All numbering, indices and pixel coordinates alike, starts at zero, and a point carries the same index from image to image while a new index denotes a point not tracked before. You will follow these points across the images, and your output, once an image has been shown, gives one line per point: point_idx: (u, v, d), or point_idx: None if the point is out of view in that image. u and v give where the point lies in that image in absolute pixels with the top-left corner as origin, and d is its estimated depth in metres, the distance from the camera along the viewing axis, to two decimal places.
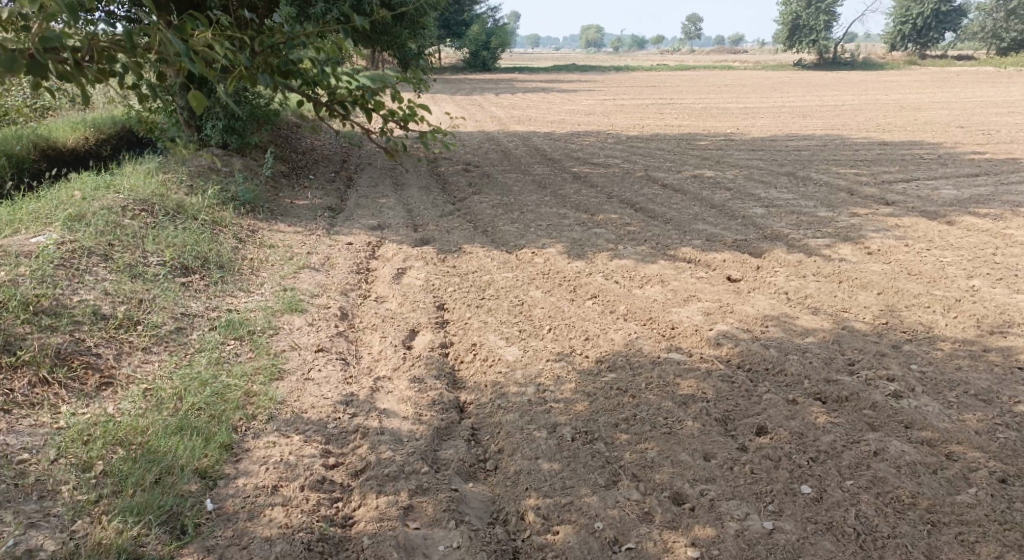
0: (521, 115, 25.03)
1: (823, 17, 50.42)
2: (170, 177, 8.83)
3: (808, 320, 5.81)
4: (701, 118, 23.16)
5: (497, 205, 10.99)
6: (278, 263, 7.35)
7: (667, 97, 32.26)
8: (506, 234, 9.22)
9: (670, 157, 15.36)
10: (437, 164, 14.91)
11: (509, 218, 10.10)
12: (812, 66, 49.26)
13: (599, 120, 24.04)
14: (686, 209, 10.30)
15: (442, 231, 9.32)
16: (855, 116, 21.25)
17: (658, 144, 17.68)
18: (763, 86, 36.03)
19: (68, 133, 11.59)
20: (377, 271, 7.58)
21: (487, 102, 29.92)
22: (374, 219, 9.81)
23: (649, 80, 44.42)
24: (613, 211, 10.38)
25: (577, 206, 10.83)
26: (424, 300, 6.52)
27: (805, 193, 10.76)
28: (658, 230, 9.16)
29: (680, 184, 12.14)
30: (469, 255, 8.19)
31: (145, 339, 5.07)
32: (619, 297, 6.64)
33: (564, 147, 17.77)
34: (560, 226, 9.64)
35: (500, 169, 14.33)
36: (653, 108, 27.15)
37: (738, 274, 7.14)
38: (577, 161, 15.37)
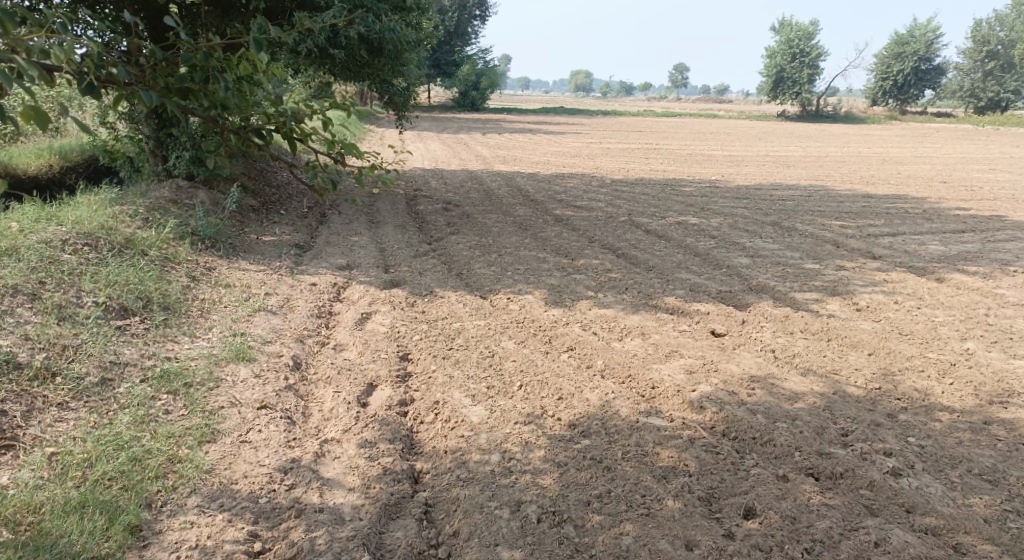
0: (505, 156, 24.89)
1: (806, 70, 51.23)
2: (125, 209, 8.40)
3: (796, 383, 5.42)
4: (685, 165, 23.08)
5: (474, 247, 10.60)
6: (232, 304, 6.90)
7: (652, 142, 32.30)
8: (482, 277, 8.84)
9: (653, 203, 15.11)
10: (416, 203, 14.56)
11: (486, 261, 9.71)
12: (794, 118, 49.87)
13: (583, 162, 23.89)
14: (669, 256, 9.98)
15: (415, 273, 8.92)
16: (839, 168, 21.23)
17: (642, 189, 17.46)
18: (746, 135, 36.23)
19: (31, 160, 11.15)
20: (340, 315, 7.15)
21: (473, 141, 29.81)
22: (344, 258, 9.40)
23: (633, 126, 44.70)
24: (593, 256, 10.03)
25: (557, 249, 10.49)
26: (387, 350, 6.08)
27: (790, 244, 10.48)
28: (638, 277, 8.83)
29: (663, 230, 11.84)
30: (440, 300, 7.77)
31: (61, 394, 4.72)
32: (596, 350, 6.25)
33: (547, 189, 17.51)
34: (537, 270, 9.28)
35: (480, 210, 13.98)
36: (638, 153, 27.12)
37: (722, 328, 6.75)
38: (560, 204, 15.07)
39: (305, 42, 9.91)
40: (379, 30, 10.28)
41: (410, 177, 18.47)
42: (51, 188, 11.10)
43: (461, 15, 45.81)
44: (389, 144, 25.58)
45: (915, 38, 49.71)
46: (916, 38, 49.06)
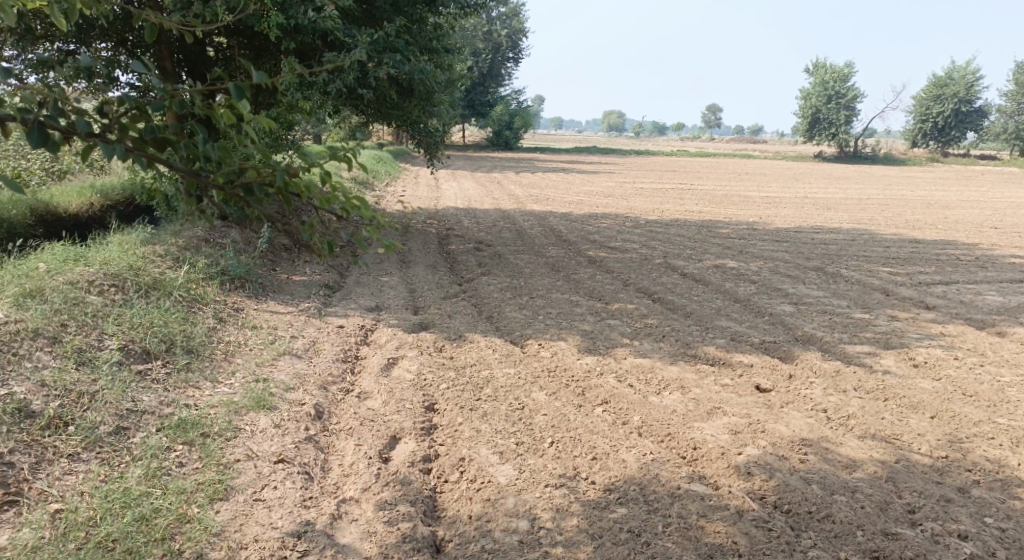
0: (538, 195, 24.73)
1: (844, 112, 50.68)
2: (154, 248, 8.28)
3: (853, 449, 5.02)
4: (722, 206, 22.69)
5: (506, 288, 10.33)
6: (256, 348, 6.68)
7: (686, 182, 32.00)
8: (513, 321, 8.54)
9: (690, 245, 14.74)
10: (448, 242, 14.39)
11: (517, 304, 9.42)
12: (832, 160, 49.25)
13: (617, 202, 23.63)
14: (707, 302, 9.59)
15: (444, 315, 8.65)
16: (882, 211, 20.70)
17: (677, 230, 17.11)
18: (783, 176, 35.77)
19: (71, 198, 11.14)
20: (365, 360, 6.89)
21: (505, 180, 29.73)
22: (373, 299, 9.19)
23: (668, 166, 44.42)
24: (628, 301, 9.68)
25: (591, 292, 10.16)
26: (411, 400, 5.78)
27: (836, 291, 10.04)
28: (676, 325, 8.45)
29: (701, 274, 11.46)
30: (470, 345, 7.48)
31: (72, 445, 4.46)
32: (632, 404, 5.86)
33: (580, 229, 17.24)
34: (570, 314, 8.95)
35: (512, 250, 13.74)
36: (672, 193, 26.79)
37: (768, 384, 6.35)
38: (593, 245, 14.78)
39: (333, 81, 9.91)
40: (408, 71, 10.20)
41: (442, 215, 18.30)
42: (88, 226, 11.06)
43: (497, 56, 46.19)
44: (422, 182, 25.55)
45: (956, 80, 48.99)
46: (958, 80, 48.33)
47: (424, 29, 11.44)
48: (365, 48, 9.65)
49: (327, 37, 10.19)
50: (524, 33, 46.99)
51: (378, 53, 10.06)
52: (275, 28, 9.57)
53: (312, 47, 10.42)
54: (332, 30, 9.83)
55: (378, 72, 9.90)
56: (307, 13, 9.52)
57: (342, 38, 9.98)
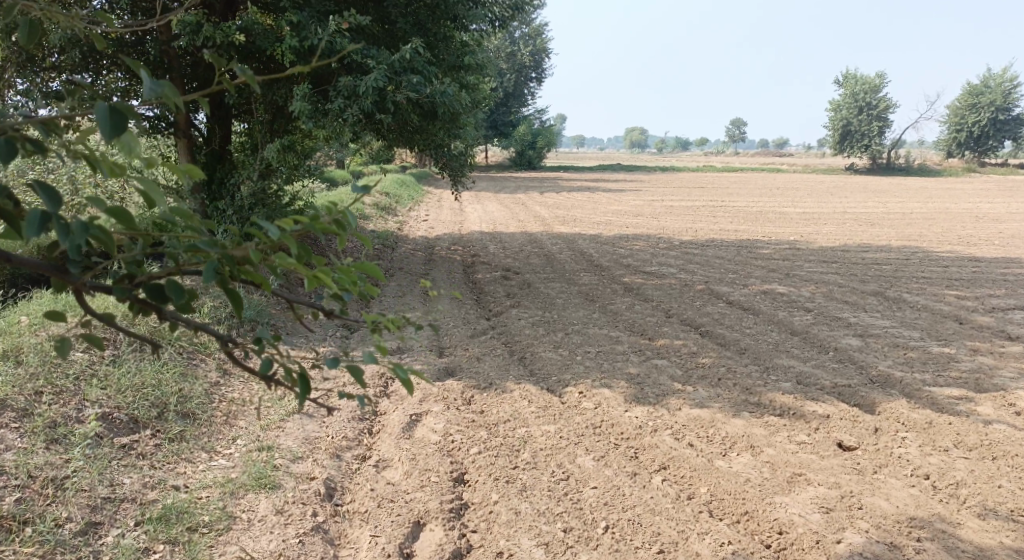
0: (565, 216, 23.93)
1: (877, 123, 49.50)
2: None
3: (975, 532, 4.17)
4: (760, 223, 21.76)
5: (538, 322, 9.53)
6: (262, 407, 5.98)
7: (718, 199, 31.06)
8: (549, 364, 7.70)
9: (731, 267, 13.86)
10: (474, 270, 13.66)
11: (552, 341, 8.61)
12: (865, 171, 48.05)
13: (649, 221, 22.78)
14: (761, 336, 8.71)
15: (473, 358, 7.85)
16: (931, 225, 19.71)
17: (716, 251, 16.22)
18: (817, 190, 34.70)
19: None
20: (385, 418, 6.14)
21: (530, 201, 28.96)
22: (395, 340, 8.41)
23: (695, 181, 43.44)
24: (675, 335, 8.81)
25: (632, 326, 9.32)
26: (439, 470, 4.97)
27: (903, 320, 9.14)
28: (731, 365, 7.57)
29: (749, 302, 10.58)
30: (503, 394, 6.67)
31: (29, 551, 3.75)
32: (696, 472, 4.97)
33: (612, 251, 16.40)
34: (611, 353, 8.10)
35: (542, 277, 12.95)
36: (705, 211, 25.86)
37: (852, 440, 5.48)
38: (627, 269, 13.94)
39: (349, 106, 9.17)
40: (430, 94, 9.40)
41: (466, 240, 17.55)
42: None
43: (519, 77, 45.64)
44: (445, 205, 24.92)
45: (991, 89, 47.80)
46: (993, 88, 47.05)
47: (450, 47, 10.80)
48: (384, 70, 8.98)
49: (342, 60, 9.50)
50: (544, 53, 46.35)
51: (397, 76, 9.32)
52: (287, 51, 8.95)
53: (326, 70, 9.72)
54: (349, 51, 9.09)
55: (397, 96, 9.17)
56: (322, 33, 8.88)
57: (359, 60, 9.26)
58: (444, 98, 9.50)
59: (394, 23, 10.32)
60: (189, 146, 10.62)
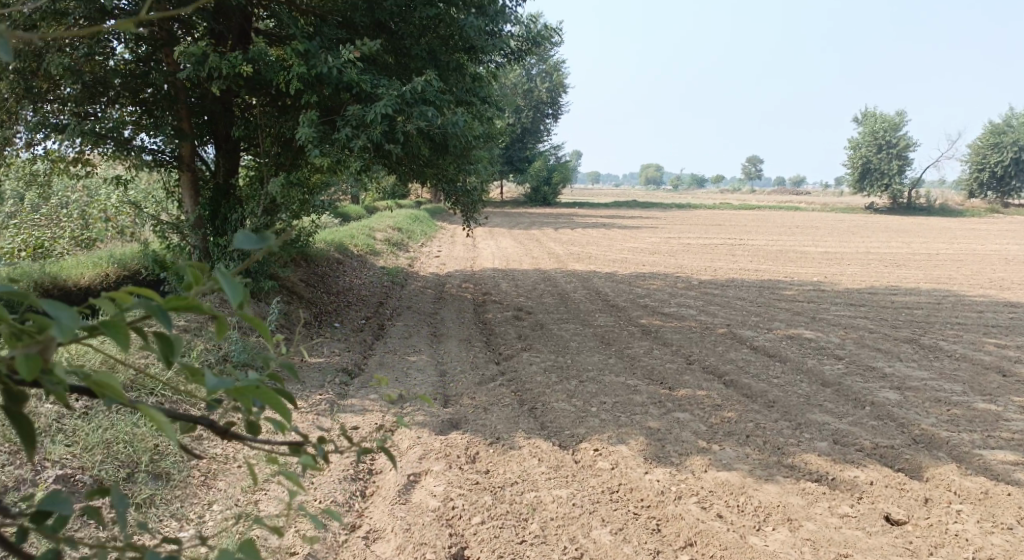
0: (580, 253, 23.53)
1: (896, 162, 48.98)
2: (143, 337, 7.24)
3: None
4: (781, 262, 21.26)
5: (550, 367, 9.01)
6: (246, 469, 5.55)
7: (736, 237, 30.59)
8: (562, 415, 7.16)
9: (754, 309, 13.34)
10: (486, 309, 13.20)
11: (564, 389, 8.08)
12: (885, 211, 47.50)
13: (666, 259, 22.35)
14: (789, 387, 8.15)
15: (480, 409, 7.33)
16: (959, 267, 19.14)
17: (736, 291, 15.71)
18: (838, 229, 34.17)
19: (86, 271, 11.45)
20: (382, 481, 5.64)
21: (546, 237, 28.63)
22: (398, 387, 7.91)
23: (711, 219, 43.06)
24: (697, 384, 8.25)
25: (650, 373, 8.78)
26: (438, 545, 4.47)
27: (943, 371, 8.58)
28: (759, 419, 7.00)
29: (775, 348, 10.04)
30: (512, 450, 6.15)
31: None
32: (727, 551, 4.44)
33: (628, 290, 15.93)
34: (629, 404, 7.57)
35: (555, 317, 12.46)
36: (723, 249, 25.41)
37: (902, 512, 4.93)
38: (645, 310, 13.45)
39: (357, 137, 8.82)
40: (441, 125, 9.02)
41: (479, 277, 17.14)
42: None
43: (535, 114, 45.75)
44: (457, 241, 24.59)
45: (1013, 129, 47.36)
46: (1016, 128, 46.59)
47: (462, 79, 10.47)
48: (392, 99, 8.62)
49: (351, 90, 9.17)
50: (561, 90, 46.43)
51: (407, 107, 8.97)
52: (293, 80, 8.64)
53: (334, 100, 9.41)
54: (358, 81, 8.77)
55: (407, 127, 8.79)
56: (331, 61, 8.57)
57: (368, 90, 8.92)
58: (456, 130, 9.12)
59: (406, 55, 10.03)
60: (193, 181, 10.33)
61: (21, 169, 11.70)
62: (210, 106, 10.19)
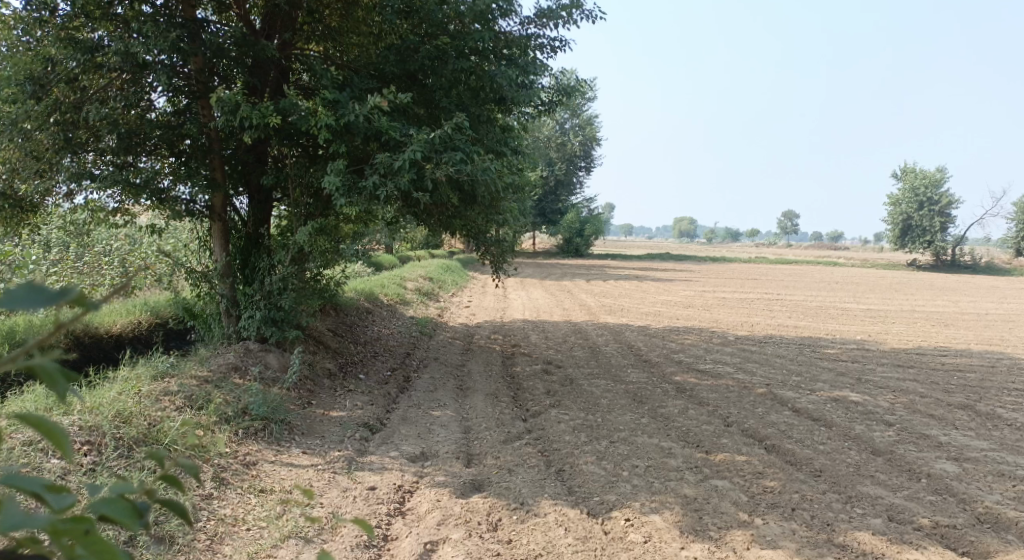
0: (612, 305, 23.17)
1: (938, 218, 48.05)
2: (160, 387, 7.03)
3: None
4: (821, 320, 20.69)
5: (579, 425, 8.60)
6: (257, 534, 5.26)
7: (773, 292, 30.00)
8: (591, 479, 6.72)
9: (794, 369, 12.85)
10: (514, 361, 12.86)
11: (594, 450, 7.65)
12: (927, 268, 46.51)
13: (701, 313, 21.89)
14: (836, 457, 7.66)
15: (505, 469, 6.95)
16: (1009, 329, 18.45)
17: (775, 349, 15.21)
18: (878, 286, 33.44)
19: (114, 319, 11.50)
20: (398, 547, 5.29)
21: (577, 288, 28.33)
22: (420, 443, 7.56)
23: (746, 273, 42.48)
24: (736, 448, 7.78)
25: (686, 434, 8.33)
26: None
27: (1002, 444, 8.05)
28: (804, 491, 6.52)
29: (818, 412, 9.55)
30: (538, 516, 5.76)
31: None
32: None
33: (662, 345, 15.51)
34: (663, 468, 7.12)
35: (585, 372, 12.06)
36: (760, 304, 24.90)
37: None
38: (679, 366, 13.00)
39: (384, 184, 8.67)
40: (471, 173, 8.84)
41: (508, 328, 16.86)
42: (120, 347, 11.26)
43: (569, 167, 45.90)
44: (488, 292, 24.33)
45: None
46: None
47: (493, 129, 10.35)
48: (421, 145, 8.49)
49: (379, 139, 9.09)
50: (596, 143, 46.58)
51: (435, 154, 8.82)
52: (321, 128, 8.55)
53: (363, 149, 9.31)
54: (387, 128, 8.69)
55: (435, 173, 8.60)
56: (358, 109, 8.50)
57: (397, 138, 8.82)
58: (485, 178, 8.92)
59: (437, 106, 9.98)
60: (224, 230, 10.09)
61: (57, 218, 11.74)
62: (244, 157, 10.07)
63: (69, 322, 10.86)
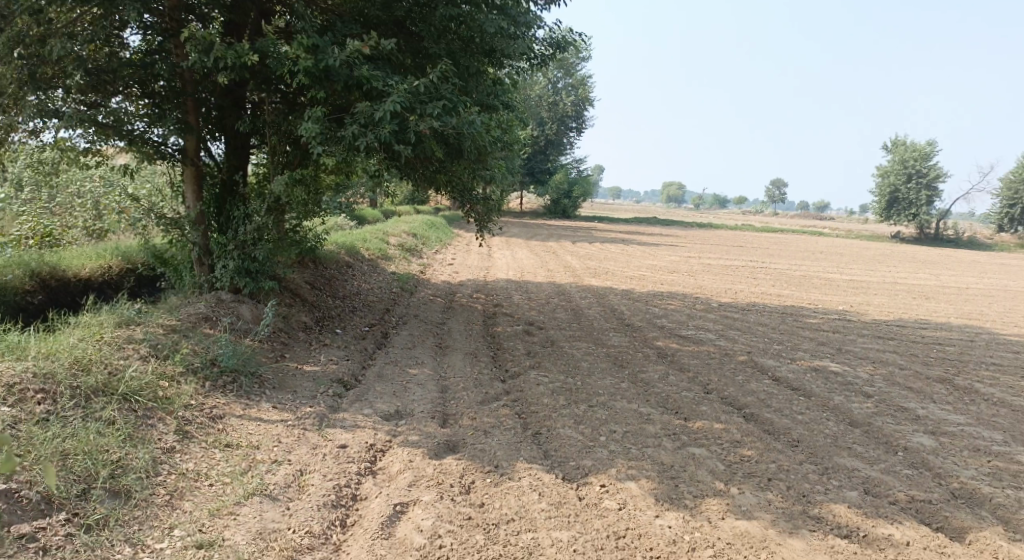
0: (597, 268, 23.04)
1: (925, 192, 48.11)
2: (124, 336, 6.80)
3: None
4: (806, 289, 20.70)
5: (558, 388, 8.49)
6: (221, 493, 5.10)
7: (759, 260, 30.01)
8: (567, 444, 6.61)
9: (777, 337, 12.81)
10: (495, 321, 12.71)
11: (571, 414, 7.53)
12: (912, 242, 46.70)
13: (686, 278, 21.82)
14: (816, 427, 7.63)
15: (480, 431, 6.82)
16: (992, 304, 18.53)
17: (758, 317, 15.18)
18: (864, 257, 33.54)
19: (86, 263, 11.24)
20: (367, 509, 5.14)
21: (562, 249, 28.17)
22: (395, 402, 7.40)
23: (732, 240, 42.46)
24: (714, 416, 7.71)
25: (665, 400, 8.24)
26: None
27: (981, 420, 8.04)
28: (780, 460, 6.45)
29: (799, 382, 9.52)
30: (510, 480, 5.63)
31: None
32: None
33: (645, 309, 15.42)
34: (640, 434, 7.02)
35: (567, 334, 11.94)
36: (745, 271, 24.88)
37: None
38: (661, 331, 12.92)
39: (363, 135, 8.41)
40: (456, 126, 8.53)
41: (492, 287, 16.70)
42: (92, 293, 11.04)
43: (559, 127, 45.37)
44: (472, 250, 24.15)
45: None
46: None
47: (482, 82, 9.96)
48: (402, 95, 8.19)
49: (361, 89, 8.76)
50: (587, 103, 46.03)
51: (418, 105, 8.53)
52: (298, 73, 8.22)
53: (344, 97, 8.99)
54: (368, 78, 8.37)
55: (419, 126, 8.32)
56: (337, 54, 8.17)
57: (379, 88, 8.50)
58: (471, 132, 8.62)
59: (424, 57, 9.64)
60: (197, 176, 9.76)
61: (26, 157, 11.36)
62: (220, 100, 9.68)
63: (37, 265, 10.59)
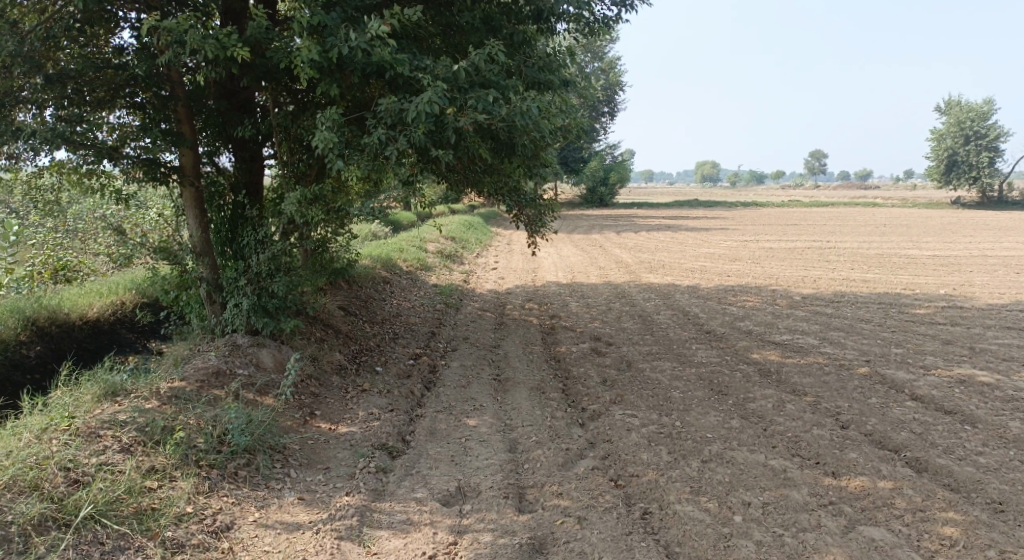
0: (650, 261, 21.09)
1: (986, 152, 45.12)
2: (102, 418, 5.22)
3: None
4: (890, 271, 18.59)
5: (657, 434, 6.72)
6: None
7: (821, 238, 27.81)
8: (694, 535, 4.90)
9: (889, 338, 10.86)
10: (556, 338, 10.99)
11: (685, 477, 5.74)
12: (976, 208, 43.90)
13: (752, 267, 19.81)
14: (1012, 478, 5.78)
15: (572, 517, 5.06)
16: None
17: (855, 310, 13.20)
18: (931, 228, 31.10)
19: (85, 303, 9.70)
20: None
21: (608, 242, 26.22)
22: (455, 474, 5.67)
23: (781, 218, 40.07)
24: (872, 467, 5.92)
25: (798, 446, 6.40)
26: None
27: None
28: (1000, 544, 4.81)
29: (951, 405, 7.63)
30: None
31: None
32: None
33: (720, 310, 13.51)
34: (788, 508, 5.22)
35: (643, 350, 10.16)
36: (812, 254, 22.74)
37: None
38: (750, 338, 11.02)
39: (393, 140, 6.82)
40: (507, 117, 6.78)
41: (543, 294, 14.93)
42: (93, 337, 9.50)
43: (592, 113, 43.23)
44: (515, 250, 22.34)
45: None
46: None
47: (532, 55, 8.15)
48: (440, 86, 6.51)
49: (384, 77, 7.10)
50: (620, 86, 43.82)
51: (460, 95, 6.85)
52: (307, 66, 6.56)
53: (365, 88, 7.35)
54: (394, 63, 6.70)
55: (460, 122, 6.64)
56: (352, 38, 6.49)
57: (408, 74, 6.85)
58: (526, 125, 6.88)
59: (459, 32, 8.01)
60: (198, 198, 8.08)
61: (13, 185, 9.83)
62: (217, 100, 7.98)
63: (31, 311, 9.08)
